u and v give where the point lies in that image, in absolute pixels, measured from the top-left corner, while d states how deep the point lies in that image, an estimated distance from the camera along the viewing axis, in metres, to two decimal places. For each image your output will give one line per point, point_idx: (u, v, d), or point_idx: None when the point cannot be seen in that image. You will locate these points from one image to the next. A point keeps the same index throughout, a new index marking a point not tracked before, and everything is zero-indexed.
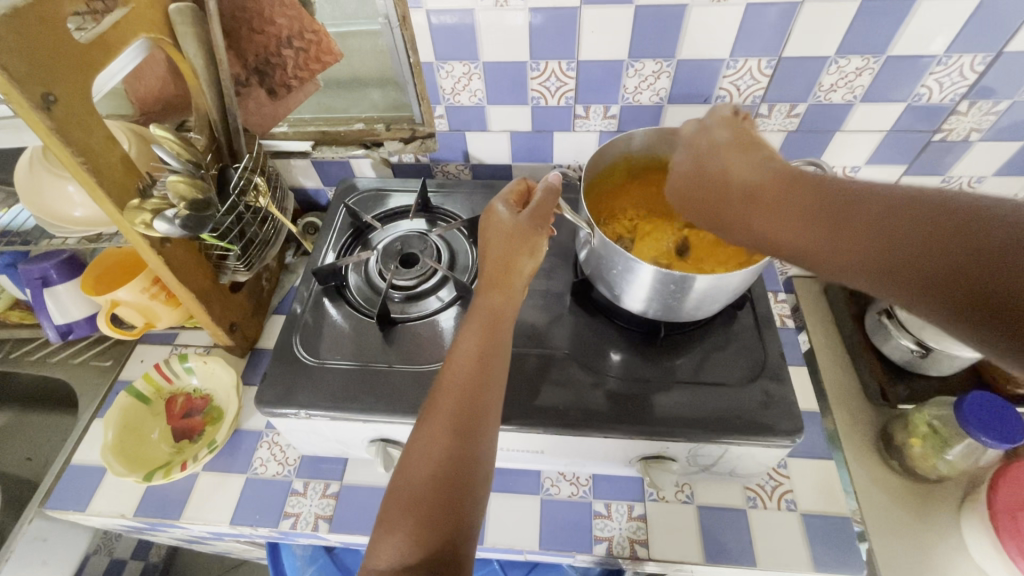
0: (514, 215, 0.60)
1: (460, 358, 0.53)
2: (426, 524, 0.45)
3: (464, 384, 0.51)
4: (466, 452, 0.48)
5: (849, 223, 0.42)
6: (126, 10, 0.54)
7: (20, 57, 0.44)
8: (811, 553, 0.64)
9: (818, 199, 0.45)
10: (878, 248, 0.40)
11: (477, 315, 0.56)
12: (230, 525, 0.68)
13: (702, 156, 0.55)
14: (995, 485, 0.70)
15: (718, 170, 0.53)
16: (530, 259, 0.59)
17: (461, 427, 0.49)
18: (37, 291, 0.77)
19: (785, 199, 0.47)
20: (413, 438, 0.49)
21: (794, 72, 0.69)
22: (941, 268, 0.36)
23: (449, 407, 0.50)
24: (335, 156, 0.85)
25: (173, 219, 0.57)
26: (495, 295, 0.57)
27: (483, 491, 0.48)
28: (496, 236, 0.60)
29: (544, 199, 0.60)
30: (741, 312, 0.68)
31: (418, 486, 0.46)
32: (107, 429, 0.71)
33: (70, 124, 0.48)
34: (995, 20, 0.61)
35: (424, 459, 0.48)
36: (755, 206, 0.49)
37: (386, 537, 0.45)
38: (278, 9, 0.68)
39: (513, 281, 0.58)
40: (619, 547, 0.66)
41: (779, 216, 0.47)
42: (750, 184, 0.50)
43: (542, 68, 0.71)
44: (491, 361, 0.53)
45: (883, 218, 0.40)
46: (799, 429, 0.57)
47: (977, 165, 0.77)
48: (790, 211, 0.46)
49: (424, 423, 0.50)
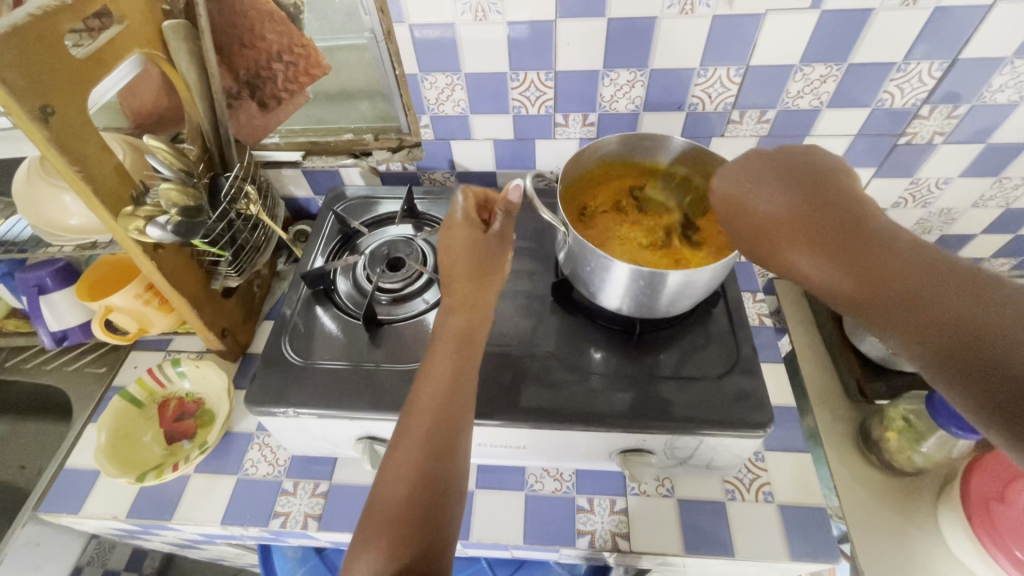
0: (480, 234, 0.63)
1: (430, 380, 0.54)
2: (400, 541, 0.47)
3: (437, 403, 0.53)
4: (439, 469, 0.50)
5: (927, 296, 0.40)
6: (121, 27, 0.57)
7: (20, 72, 0.46)
8: (787, 543, 0.65)
9: (891, 264, 0.42)
10: (948, 330, 0.38)
11: (448, 333, 0.58)
12: (220, 525, 0.69)
13: (773, 175, 0.50)
14: (969, 477, 0.72)
15: (789, 206, 0.48)
16: (489, 277, 0.61)
17: (434, 446, 0.51)
18: (32, 298, 0.78)
19: (863, 244, 0.44)
20: (389, 457, 0.51)
21: (762, 80, 0.72)
22: (1009, 369, 0.35)
23: (422, 428, 0.51)
24: (324, 166, 0.87)
25: (165, 225, 0.59)
26: (469, 314, 0.59)
27: (456, 506, 0.50)
28: (460, 252, 0.62)
29: (502, 225, 0.64)
30: (716, 311, 0.71)
31: (392, 506, 0.48)
32: (99, 432, 0.73)
33: (67, 135, 0.51)
34: (950, 29, 0.64)
35: (398, 479, 0.49)
36: (833, 246, 0.45)
37: (360, 555, 0.46)
38: (268, 25, 0.71)
39: (477, 300, 0.60)
40: (601, 541, 0.68)
41: (849, 266, 0.44)
42: (830, 225, 0.46)
43: (522, 78, 0.74)
44: (463, 377, 0.55)
45: (957, 300, 0.39)
46: (770, 420, 0.59)
47: (944, 166, 0.80)
48: (865, 269, 0.43)
49: (397, 443, 0.52)
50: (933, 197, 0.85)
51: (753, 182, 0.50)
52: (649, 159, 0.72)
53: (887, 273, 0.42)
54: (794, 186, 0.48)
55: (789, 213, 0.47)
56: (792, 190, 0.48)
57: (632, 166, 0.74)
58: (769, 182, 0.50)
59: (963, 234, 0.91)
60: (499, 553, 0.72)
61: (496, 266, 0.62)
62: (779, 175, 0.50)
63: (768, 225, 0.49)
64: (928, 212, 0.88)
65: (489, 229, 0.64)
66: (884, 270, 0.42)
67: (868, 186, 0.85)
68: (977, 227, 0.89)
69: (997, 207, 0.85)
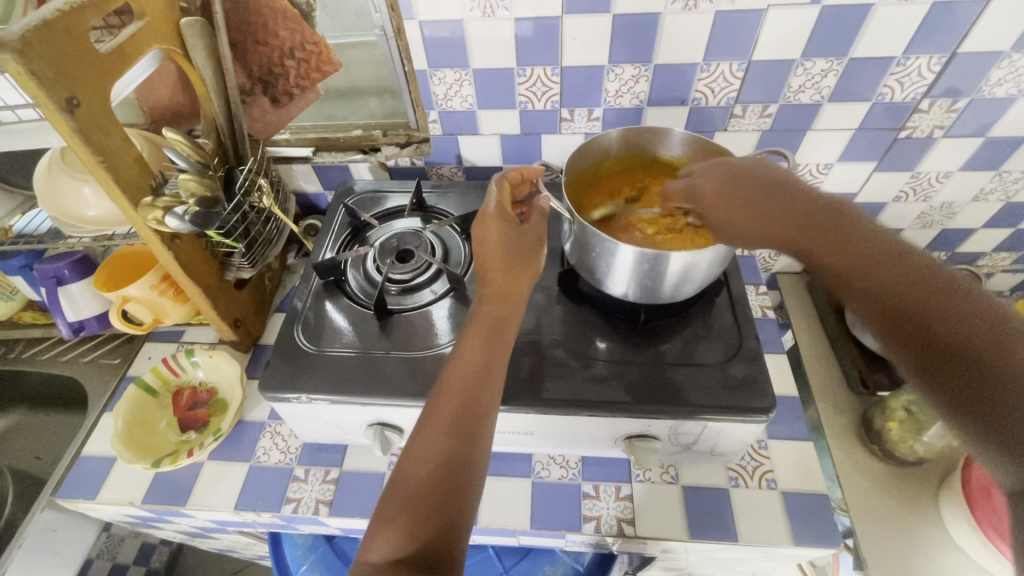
0: (514, 224, 0.64)
1: (461, 365, 0.56)
2: (420, 521, 0.48)
3: (464, 389, 0.54)
4: (463, 454, 0.51)
5: (894, 281, 0.46)
6: (142, 22, 0.59)
7: (48, 63, 0.48)
8: (790, 528, 0.66)
9: (865, 253, 0.48)
10: (903, 307, 0.44)
11: (479, 322, 0.59)
12: (233, 510, 0.71)
13: (750, 175, 0.56)
14: (969, 465, 0.73)
15: (761, 198, 0.55)
16: (519, 267, 0.63)
17: (460, 431, 0.52)
18: (51, 289, 0.80)
19: (840, 234, 0.50)
20: (413, 439, 0.53)
21: (763, 74, 0.73)
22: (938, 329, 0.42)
23: (449, 412, 0.53)
24: (334, 161, 0.89)
25: (182, 215, 0.61)
26: (496, 304, 0.60)
27: (475, 492, 0.51)
28: (492, 241, 0.63)
29: (537, 221, 0.67)
30: (719, 302, 0.72)
31: (414, 486, 0.50)
32: (116, 419, 0.74)
33: (90, 125, 0.52)
34: (947, 23, 0.66)
35: (422, 460, 0.51)
36: (810, 231, 0.51)
37: (380, 531, 0.48)
38: (281, 22, 0.73)
39: (506, 291, 0.61)
40: (607, 526, 0.69)
41: (829, 249, 0.50)
42: (810, 217, 0.52)
43: (528, 74, 0.76)
44: (490, 364, 0.56)
45: (897, 274, 0.46)
46: (772, 405, 0.60)
47: (944, 160, 0.81)
48: (837, 250, 0.50)
49: (423, 425, 0.53)
50: (933, 191, 0.86)
51: (726, 181, 0.57)
52: (653, 150, 0.73)
53: (853, 251, 0.49)
54: (771, 185, 0.55)
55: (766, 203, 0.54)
56: (773, 191, 0.54)
57: (637, 158, 0.75)
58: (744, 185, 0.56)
59: (964, 228, 0.92)
60: (505, 538, 0.74)
61: (529, 259, 0.64)
62: (744, 174, 0.57)
63: (752, 219, 0.55)
64: (929, 206, 0.89)
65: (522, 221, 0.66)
66: (854, 252, 0.49)
67: (870, 180, 0.86)
68: (977, 221, 0.90)
69: (998, 200, 0.86)
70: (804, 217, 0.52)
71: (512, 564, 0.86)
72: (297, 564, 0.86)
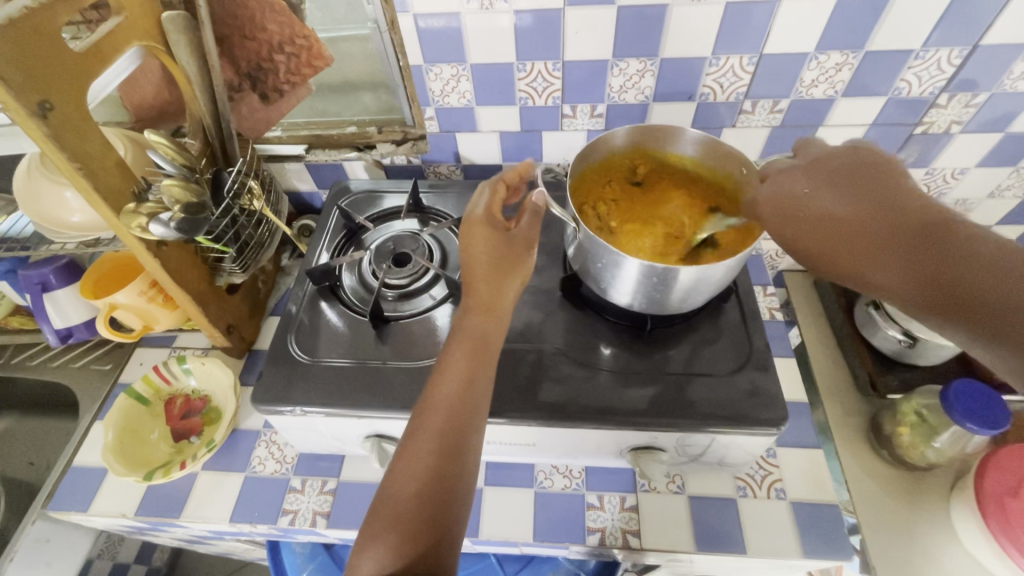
0: (502, 231, 0.61)
1: (446, 379, 0.54)
2: (408, 538, 0.46)
3: (451, 403, 0.52)
4: (450, 468, 0.50)
5: (991, 290, 0.41)
6: (119, 18, 0.55)
7: (16, 65, 0.45)
8: (800, 540, 0.65)
9: (965, 260, 0.43)
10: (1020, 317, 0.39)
11: (462, 337, 0.57)
12: (228, 522, 0.69)
13: (828, 170, 0.52)
14: (981, 472, 0.71)
15: (828, 197, 0.51)
16: (515, 275, 0.60)
17: (447, 446, 0.50)
18: (36, 295, 0.78)
19: (929, 244, 0.45)
20: (399, 456, 0.51)
21: (775, 68, 0.70)
22: None
23: (435, 426, 0.51)
24: (328, 160, 0.86)
25: (168, 222, 0.58)
26: (485, 316, 0.58)
27: (464, 507, 0.50)
28: (479, 249, 0.60)
29: (528, 224, 0.62)
30: (728, 306, 0.70)
31: (401, 502, 0.48)
32: (107, 430, 0.73)
33: (66, 130, 0.50)
34: (969, 14, 0.62)
35: (409, 476, 0.49)
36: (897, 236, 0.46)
37: (367, 550, 0.46)
38: (268, 15, 0.70)
39: (497, 301, 0.59)
40: (611, 538, 0.67)
41: (916, 254, 0.45)
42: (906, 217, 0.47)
43: (529, 69, 0.73)
44: (476, 378, 0.54)
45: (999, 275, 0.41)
46: (783, 418, 0.58)
47: (960, 156, 0.78)
48: (927, 253, 0.45)
49: (408, 439, 0.51)
50: (948, 188, 0.83)
51: (797, 186, 0.53)
52: (662, 149, 0.71)
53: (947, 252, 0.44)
54: (852, 188, 0.50)
55: (841, 204, 0.50)
56: (861, 192, 0.49)
57: (646, 155, 0.72)
58: (822, 191, 0.51)
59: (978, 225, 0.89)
60: (508, 549, 0.72)
61: (520, 263, 0.61)
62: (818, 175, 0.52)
63: (824, 223, 0.50)
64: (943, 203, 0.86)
65: (511, 227, 0.62)
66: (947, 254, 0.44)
67: None
68: (992, 218, 0.88)
69: (1014, 197, 0.83)
70: (883, 214, 0.48)
71: (514, 571, 0.85)
72: (296, 572, 0.85)
